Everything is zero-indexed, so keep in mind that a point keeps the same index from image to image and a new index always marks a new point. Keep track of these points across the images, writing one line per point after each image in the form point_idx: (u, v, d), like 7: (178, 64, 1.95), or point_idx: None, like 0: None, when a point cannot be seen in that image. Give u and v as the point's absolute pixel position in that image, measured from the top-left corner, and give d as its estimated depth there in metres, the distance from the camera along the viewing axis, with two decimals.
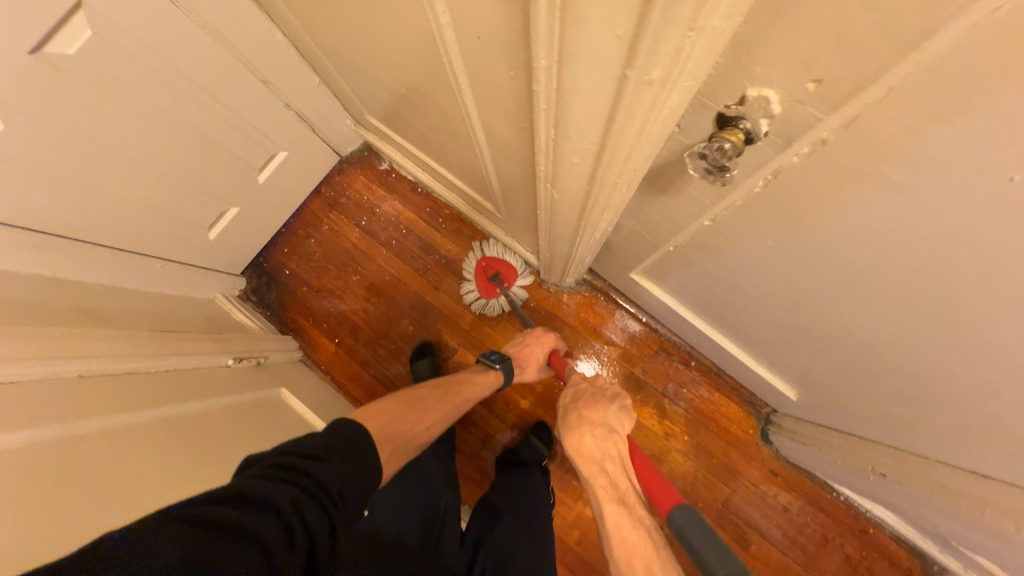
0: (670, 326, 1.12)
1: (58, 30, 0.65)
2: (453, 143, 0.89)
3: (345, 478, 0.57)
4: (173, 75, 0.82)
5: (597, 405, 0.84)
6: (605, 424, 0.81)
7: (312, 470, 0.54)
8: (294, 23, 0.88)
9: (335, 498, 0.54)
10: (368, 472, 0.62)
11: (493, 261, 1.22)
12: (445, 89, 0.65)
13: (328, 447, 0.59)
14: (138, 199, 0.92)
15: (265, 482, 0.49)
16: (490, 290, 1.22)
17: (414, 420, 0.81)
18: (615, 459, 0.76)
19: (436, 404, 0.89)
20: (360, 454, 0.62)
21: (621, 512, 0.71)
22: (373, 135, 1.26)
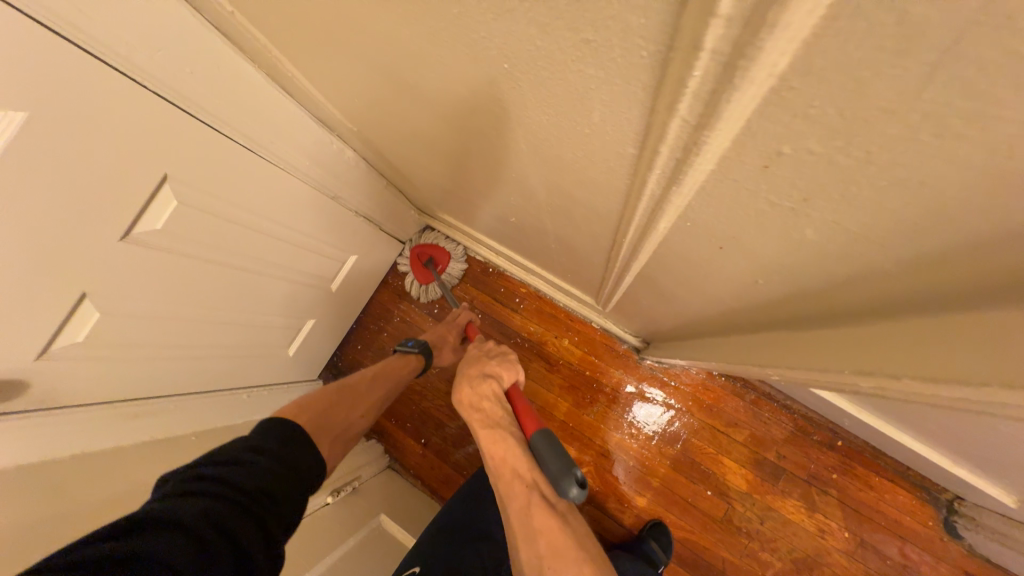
0: (811, 405, 0.96)
1: (146, 210, 0.61)
2: (546, 244, 0.80)
3: (272, 476, 0.56)
4: (252, 218, 0.77)
5: (481, 359, 0.85)
6: (482, 371, 0.82)
7: (228, 473, 0.53)
8: (373, 143, 0.83)
9: (261, 503, 0.53)
10: (303, 470, 0.62)
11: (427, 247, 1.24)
12: (572, 218, 0.55)
13: (254, 449, 0.58)
14: (224, 341, 0.88)
15: (179, 498, 0.48)
16: (426, 276, 1.24)
17: (348, 410, 0.80)
18: (492, 400, 0.78)
19: (366, 390, 0.86)
20: (290, 454, 0.61)
21: (491, 433, 0.75)
22: (440, 221, 1.21)
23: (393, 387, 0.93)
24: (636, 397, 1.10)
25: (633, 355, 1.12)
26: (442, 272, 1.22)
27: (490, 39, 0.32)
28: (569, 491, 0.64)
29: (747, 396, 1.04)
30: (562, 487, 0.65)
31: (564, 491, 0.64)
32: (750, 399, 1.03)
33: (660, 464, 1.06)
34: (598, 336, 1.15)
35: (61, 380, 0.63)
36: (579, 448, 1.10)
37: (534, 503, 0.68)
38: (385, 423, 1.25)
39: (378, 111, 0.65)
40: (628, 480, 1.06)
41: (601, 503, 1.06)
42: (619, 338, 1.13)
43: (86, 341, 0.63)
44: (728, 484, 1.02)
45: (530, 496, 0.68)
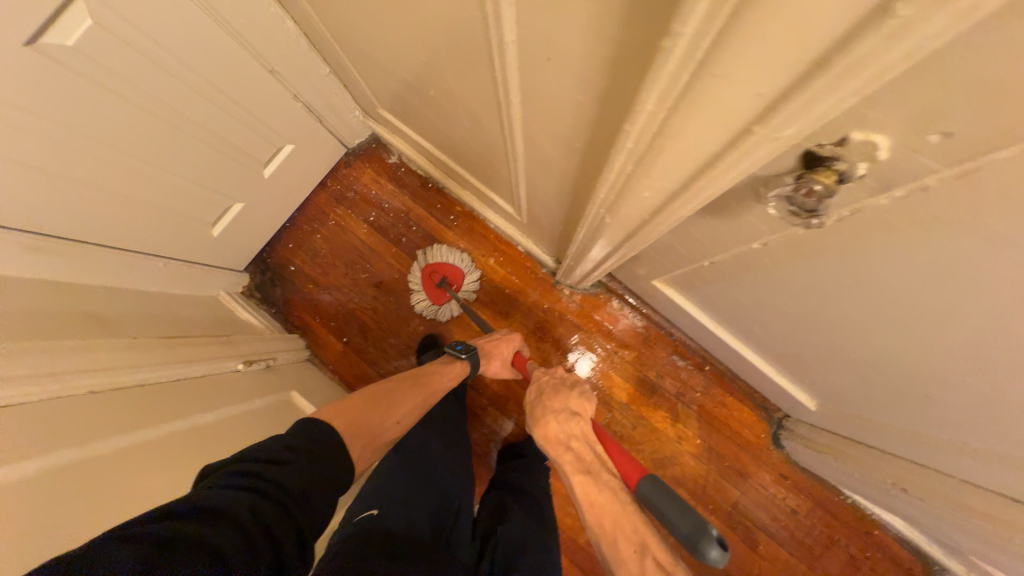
0: (689, 333, 1.12)
1: (56, 19, 0.59)
2: (471, 146, 0.85)
3: (303, 476, 0.62)
4: (178, 67, 0.76)
5: (560, 396, 0.92)
6: (567, 408, 0.89)
7: (275, 474, 0.59)
8: (311, 20, 0.83)
9: (296, 501, 0.59)
10: (333, 467, 0.68)
11: (438, 266, 1.22)
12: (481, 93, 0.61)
13: (294, 451, 0.64)
14: (140, 198, 0.87)
15: (227, 489, 0.54)
16: (439, 295, 1.22)
17: (384, 415, 0.85)
18: (578, 438, 0.84)
19: (403, 396, 0.92)
20: (324, 458, 0.67)
21: (589, 482, 0.77)
22: (383, 128, 1.22)
23: (438, 391, 0.99)
24: (575, 348, 1.19)
25: (551, 281, 1.22)
26: (457, 289, 1.22)
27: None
28: (710, 555, 0.59)
29: (640, 324, 1.18)
30: (699, 549, 0.60)
31: (704, 553, 0.59)
32: (643, 327, 1.18)
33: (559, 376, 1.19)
34: (523, 259, 1.23)
35: None
36: None
37: (647, 564, 0.65)
38: (310, 321, 1.29)
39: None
40: None
41: None
42: (540, 263, 1.22)
43: None
44: (613, 396, 1.17)
45: (640, 560, 0.66)
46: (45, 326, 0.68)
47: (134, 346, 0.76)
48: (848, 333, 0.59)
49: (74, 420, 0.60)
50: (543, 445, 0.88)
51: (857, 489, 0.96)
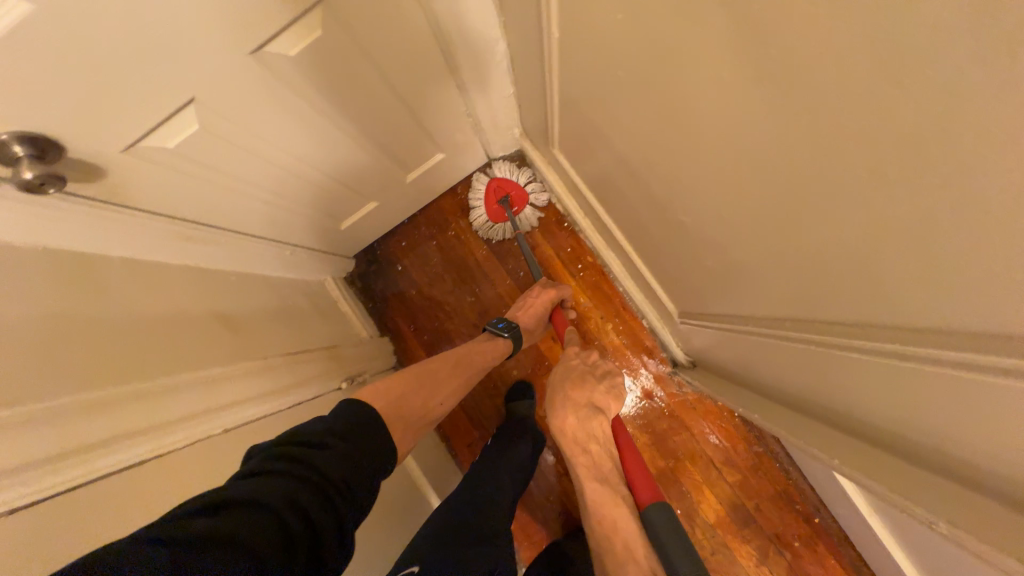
0: (812, 480, 1.00)
1: (287, 30, 0.52)
2: (657, 247, 0.73)
3: (350, 463, 0.47)
4: (377, 78, 0.67)
5: (586, 388, 0.78)
6: (589, 403, 0.76)
7: (311, 457, 0.44)
8: (529, 58, 0.72)
9: (343, 492, 0.44)
10: (377, 457, 0.50)
11: (505, 182, 1.13)
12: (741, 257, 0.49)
13: (336, 435, 0.48)
14: (290, 194, 0.81)
15: (260, 480, 0.40)
16: (499, 215, 1.15)
17: (426, 397, 0.66)
18: (600, 441, 0.72)
19: (450, 375, 0.74)
20: (366, 444, 0.50)
21: (600, 490, 0.68)
22: (539, 153, 1.10)
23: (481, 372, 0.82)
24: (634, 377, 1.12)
25: (668, 370, 1.11)
26: (518, 213, 1.14)
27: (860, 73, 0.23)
28: None
29: (754, 447, 1.06)
30: None
31: None
32: (756, 451, 1.06)
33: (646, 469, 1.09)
34: (643, 335, 1.12)
35: (137, 179, 0.57)
36: None
37: None
38: (405, 327, 1.23)
39: (567, 54, 0.56)
40: None
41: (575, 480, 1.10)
42: (663, 346, 1.11)
43: (175, 149, 0.56)
44: (698, 511, 1.06)
45: None
46: (194, 341, 0.64)
47: (257, 372, 0.70)
48: None
49: (214, 472, 0.55)
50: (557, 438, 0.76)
51: None
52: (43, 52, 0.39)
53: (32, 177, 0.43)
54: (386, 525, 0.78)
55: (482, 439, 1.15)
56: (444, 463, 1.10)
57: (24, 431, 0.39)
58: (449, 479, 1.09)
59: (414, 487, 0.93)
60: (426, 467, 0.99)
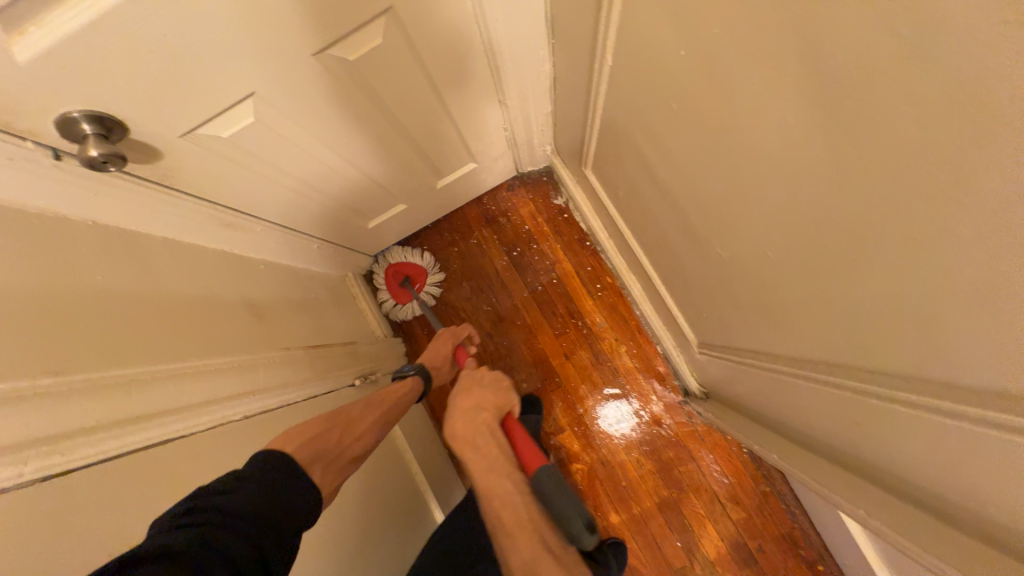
0: (819, 525, 0.97)
1: (351, 35, 0.53)
2: (684, 276, 0.73)
3: (266, 501, 0.45)
4: (424, 84, 0.69)
5: (474, 390, 0.70)
6: (475, 403, 0.68)
7: (222, 502, 0.42)
8: (575, 78, 0.73)
9: (256, 530, 0.42)
10: (297, 495, 0.48)
11: (399, 265, 1.20)
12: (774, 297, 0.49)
13: (242, 477, 0.46)
14: (326, 190, 0.83)
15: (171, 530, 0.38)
16: (400, 295, 1.19)
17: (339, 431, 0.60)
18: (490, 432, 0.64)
19: (360, 416, 0.66)
20: (286, 481, 0.48)
21: (488, 472, 0.58)
22: (569, 170, 1.11)
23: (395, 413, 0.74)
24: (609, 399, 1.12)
25: (679, 398, 1.10)
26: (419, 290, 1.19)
27: (929, 142, 0.24)
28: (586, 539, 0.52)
29: (760, 486, 1.04)
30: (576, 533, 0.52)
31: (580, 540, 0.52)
32: (762, 490, 1.04)
33: (648, 496, 1.07)
34: (656, 360, 1.12)
35: (188, 164, 0.58)
36: (583, 445, 1.11)
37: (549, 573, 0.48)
38: (418, 329, 1.24)
39: (618, 78, 0.57)
40: (610, 493, 1.08)
41: None
42: (675, 374, 1.10)
43: (229, 139, 0.58)
44: (699, 546, 1.04)
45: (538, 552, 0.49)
46: (224, 326, 0.65)
47: (280, 362, 0.71)
48: None
49: (232, 458, 0.55)
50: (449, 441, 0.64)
51: None
52: (123, 43, 0.40)
53: (98, 154, 0.45)
54: (391, 526, 0.78)
55: None
56: (446, 470, 1.09)
57: (62, 402, 0.40)
58: (450, 487, 1.08)
59: (417, 493, 0.93)
60: (430, 473, 0.98)
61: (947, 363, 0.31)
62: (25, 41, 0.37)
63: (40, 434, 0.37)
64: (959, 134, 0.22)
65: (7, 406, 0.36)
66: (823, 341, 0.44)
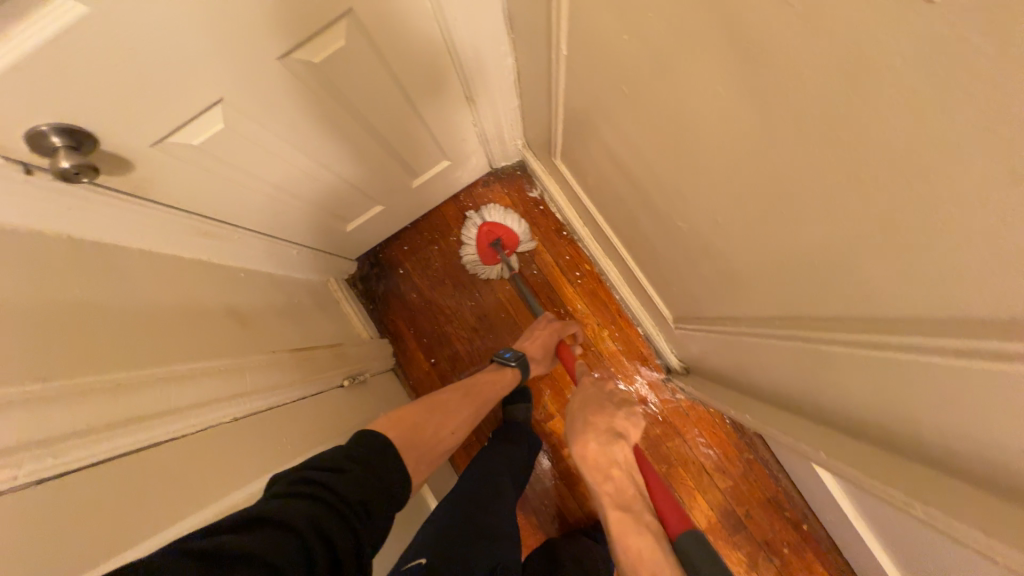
0: (800, 486, 1.02)
1: (314, 37, 0.55)
2: (652, 254, 0.77)
3: (364, 486, 0.49)
4: (391, 85, 0.71)
5: (603, 414, 0.79)
6: (605, 424, 0.76)
7: (330, 479, 0.46)
8: (537, 71, 0.76)
9: (352, 507, 0.46)
10: (390, 482, 0.52)
11: (496, 227, 1.17)
12: (726, 262, 0.52)
13: (346, 459, 0.51)
14: (301, 194, 0.84)
15: (286, 498, 0.42)
16: (491, 257, 1.18)
17: (441, 422, 0.72)
18: (622, 466, 0.70)
19: (459, 405, 0.78)
20: (377, 464, 0.53)
21: (625, 519, 0.62)
22: (541, 163, 1.14)
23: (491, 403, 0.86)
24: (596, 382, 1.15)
25: (661, 376, 1.14)
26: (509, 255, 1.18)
27: (828, 98, 0.27)
28: None
29: (744, 455, 1.08)
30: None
31: None
32: (746, 458, 1.08)
33: None
34: (638, 342, 1.15)
35: (160, 174, 0.59)
36: None
37: None
38: (405, 329, 1.25)
39: (575, 66, 0.60)
40: None
41: (569, 484, 1.11)
42: (657, 353, 1.14)
43: (199, 146, 0.59)
44: (690, 517, 1.08)
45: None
46: (206, 332, 0.66)
47: (265, 365, 0.72)
48: None
49: (221, 457, 0.56)
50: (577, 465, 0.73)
51: None
52: (92, 56, 0.42)
53: (70, 166, 0.46)
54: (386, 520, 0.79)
55: (478, 441, 1.16)
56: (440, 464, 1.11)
57: (51, 409, 0.41)
58: (445, 481, 1.09)
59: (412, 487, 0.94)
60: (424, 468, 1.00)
61: (866, 303, 0.35)
62: None
63: (33, 438, 0.39)
64: (846, 88, 0.25)
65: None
66: (773, 298, 0.47)
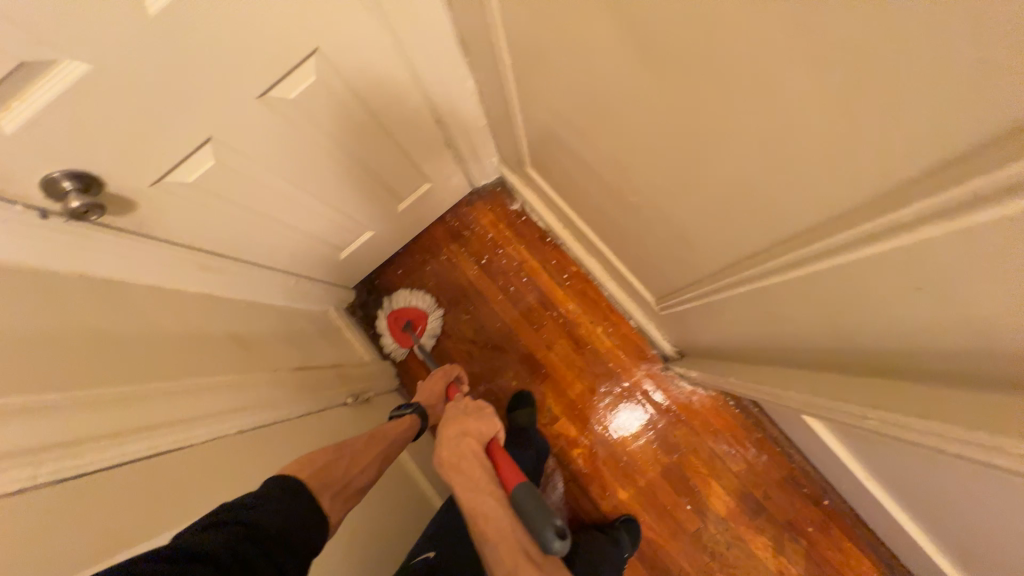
0: (813, 459, 1.01)
1: (289, 75, 0.62)
2: (625, 239, 0.80)
3: (287, 518, 0.50)
4: (366, 115, 0.79)
5: (457, 411, 0.75)
6: (459, 431, 0.70)
7: (249, 515, 0.47)
8: (494, 87, 0.83)
9: (279, 536, 0.48)
10: (312, 517, 0.53)
11: (404, 309, 1.24)
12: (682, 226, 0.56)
13: (266, 495, 0.51)
14: (295, 227, 0.91)
15: (206, 532, 0.43)
16: (405, 338, 1.23)
17: (343, 461, 0.65)
18: (472, 457, 0.66)
19: (364, 446, 0.71)
20: (298, 498, 0.54)
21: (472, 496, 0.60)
22: (517, 176, 1.21)
23: (395, 444, 0.79)
24: (596, 380, 1.16)
25: (660, 366, 1.15)
26: (422, 332, 1.23)
27: None
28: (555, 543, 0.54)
29: (754, 435, 1.08)
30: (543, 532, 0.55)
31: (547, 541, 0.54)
32: (756, 438, 1.07)
33: (650, 467, 1.10)
34: (633, 334, 1.17)
35: (162, 212, 0.65)
36: (580, 429, 1.14)
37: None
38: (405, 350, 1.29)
39: (523, 75, 0.67)
40: (614, 471, 1.11)
41: (583, 484, 1.11)
42: (652, 343, 1.16)
43: (195, 183, 0.65)
44: (708, 505, 1.06)
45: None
46: (209, 355, 0.70)
47: (269, 383, 0.75)
48: None
49: (230, 466, 0.59)
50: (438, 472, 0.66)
51: None
52: (94, 106, 0.48)
53: (79, 205, 0.52)
54: (396, 530, 0.80)
55: None
56: None
57: (73, 416, 0.45)
58: None
59: (422, 500, 0.95)
60: (433, 480, 1.01)
61: None
62: (11, 115, 0.45)
63: (58, 440, 0.43)
64: None
65: (24, 417, 0.41)
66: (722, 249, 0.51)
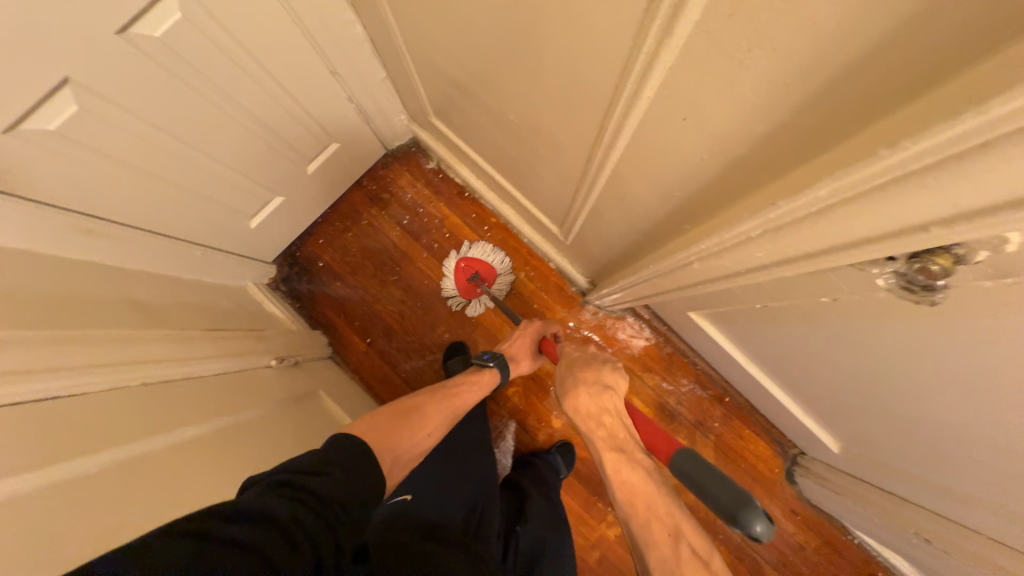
0: (710, 361, 1.14)
1: (150, 9, 0.60)
2: (521, 171, 0.87)
3: (344, 490, 0.53)
4: (250, 62, 0.78)
5: (590, 366, 0.84)
6: (598, 387, 0.79)
7: (316, 485, 0.50)
8: (380, 31, 0.85)
9: (338, 510, 0.51)
10: (368, 483, 0.57)
11: (472, 262, 1.23)
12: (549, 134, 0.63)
13: (331, 463, 0.55)
14: (193, 190, 0.88)
15: (269, 496, 0.46)
16: (469, 291, 1.23)
17: (412, 429, 0.77)
18: (612, 413, 0.75)
19: (431, 409, 0.84)
20: (359, 473, 0.56)
21: (619, 460, 0.70)
22: (427, 133, 1.23)
23: (461, 402, 0.92)
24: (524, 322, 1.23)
25: (579, 301, 1.24)
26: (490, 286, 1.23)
27: None
28: (754, 526, 0.48)
29: (665, 351, 1.20)
30: (742, 520, 0.49)
31: (748, 524, 0.49)
32: (667, 353, 1.20)
33: None
34: (552, 275, 1.25)
35: (25, 164, 0.62)
36: None
37: (681, 552, 0.63)
38: (336, 318, 1.28)
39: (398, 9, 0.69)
40: (547, 403, 1.19)
41: (520, 419, 1.19)
42: (571, 281, 1.25)
43: (58, 132, 0.62)
44: None
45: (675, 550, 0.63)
46: (102, 316, 0.68)
47: (177, 342, 0.74)
48: (891, 403, 0.61)
49: (134, 411, 0.59)
50: (573, 419, 0.80)
51: (872, 533, 0.98)
52: None
53: None
54: None
55: None
56: None
57: None
58: None
59: None
60: None
61: None
62: None
63: None
64: None
65: None
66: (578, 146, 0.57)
